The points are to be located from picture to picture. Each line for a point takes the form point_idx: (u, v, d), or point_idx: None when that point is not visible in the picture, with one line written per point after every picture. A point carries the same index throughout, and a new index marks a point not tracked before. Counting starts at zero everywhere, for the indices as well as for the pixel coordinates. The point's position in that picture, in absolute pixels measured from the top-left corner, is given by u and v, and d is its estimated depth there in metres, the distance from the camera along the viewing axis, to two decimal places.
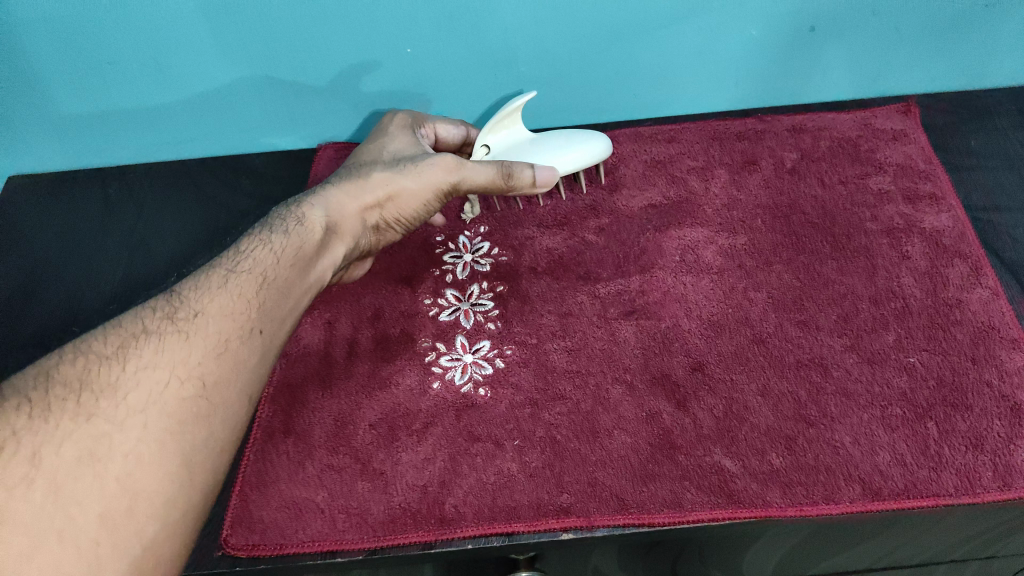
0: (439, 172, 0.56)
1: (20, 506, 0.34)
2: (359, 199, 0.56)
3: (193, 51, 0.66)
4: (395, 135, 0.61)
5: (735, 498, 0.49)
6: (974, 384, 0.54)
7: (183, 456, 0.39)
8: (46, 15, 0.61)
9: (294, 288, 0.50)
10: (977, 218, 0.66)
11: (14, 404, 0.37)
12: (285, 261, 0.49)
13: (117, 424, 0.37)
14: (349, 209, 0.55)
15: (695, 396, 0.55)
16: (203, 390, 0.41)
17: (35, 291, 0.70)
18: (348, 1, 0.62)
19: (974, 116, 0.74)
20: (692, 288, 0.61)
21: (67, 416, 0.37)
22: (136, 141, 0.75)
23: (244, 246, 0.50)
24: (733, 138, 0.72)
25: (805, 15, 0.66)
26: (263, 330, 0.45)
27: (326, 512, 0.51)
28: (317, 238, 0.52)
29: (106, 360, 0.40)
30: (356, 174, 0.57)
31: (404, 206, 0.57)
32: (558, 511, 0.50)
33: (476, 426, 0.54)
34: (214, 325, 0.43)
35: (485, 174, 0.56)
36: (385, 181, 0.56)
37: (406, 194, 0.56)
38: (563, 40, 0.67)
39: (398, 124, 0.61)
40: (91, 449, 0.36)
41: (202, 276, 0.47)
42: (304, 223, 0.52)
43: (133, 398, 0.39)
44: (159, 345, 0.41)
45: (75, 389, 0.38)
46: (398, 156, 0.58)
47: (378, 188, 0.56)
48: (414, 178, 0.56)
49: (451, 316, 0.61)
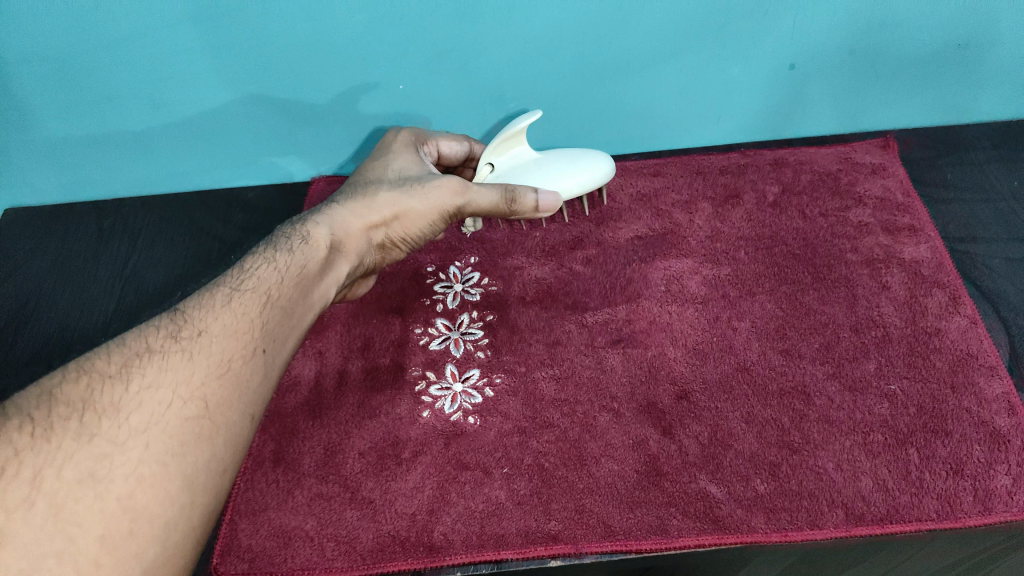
0: (447, 194, 0.57)
1: (18, 529, 0.33)
2: (365, 217, 0.57)
3: (190, 84, 0.68)
4: (399, 153, 0.62)
5: (720, 524, 0.50)
6: (953, 411, 0.55)
7: (185, 478, 0.38)
8: (49, 49, 0.63)
9: (297, 307, 0.50)
10: (955, 249, 0.68)
11: (15, 423, 0.36)
12: (290, 280, 0.50)
13: (119, 445, 0.37)
14: (354, 227, 0.56)
15: (680, 423, 0.55)
16: (206, 411, 0.40)
17: (28, 318, 0.70)
18: (339, 38, 0.65)
19: (951, 150, 0.76)
20: (677, 317, 0.62)
21: (69, 436, 0.36)
22: (131, 175, 0.77)
23: (248, 263, 0.50)
24: (717, 172, 0.74)
25: (784, 54, 0.69)
26: (266, 350, 0.46)
27: (315, 540, 0.51)
28: (321, 257, 0.53)
29: (109, 380, 0.39)
30: (363, 192, 0.58)
31: (410, 225, 0.58)
32: (546, 539, 0.50)
33: (464, 454, 0.55)
34: (218, 344, 0.43)
35: (490, 198, 0.58)
36: (392, 200, 0.57)
37: (413, 214, 0.58)
38: (550, 77, 0.69)
39: (402, 142, 0.63)
40: (92, 470, 0.35)
41: (206, 293, 0.46)
42: (309, 241, 0.53)
43: (136, 419, 0.38)
44: (162, 364, 0.41)
45: (77, 408, 0.37)
46: (403, 175, 0.59)
47: (384, 206, 0.57)
48: (421, 199, 0.57)
49: (441, 346, 0.62)
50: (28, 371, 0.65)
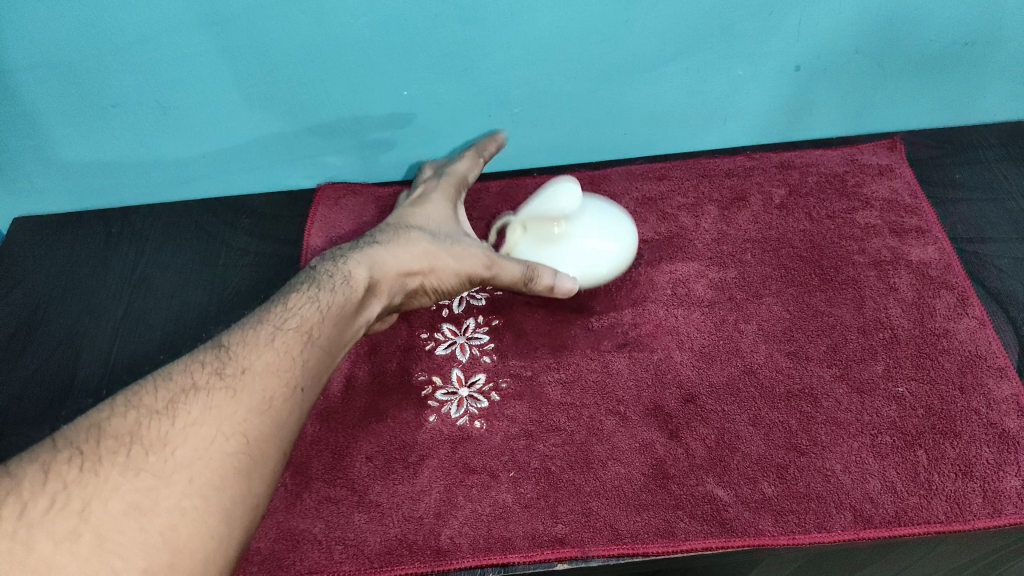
0: (479, 262, 0.57)
1: (63, 559, 0.34)
2: (402, 262, 0.56)
3: (197, 91, 0.68)
4: (432, 197, 0.61)
5: (727, 527, 0.50)
6: (962, 412, 0.55)
7: (225, 512, 0.38)
8: (58, 55, 0.64)
9: (332, 355, 0.50)
10: (963, 249, 0.67)
11: (65, 454, 0.37)
12: (329, 321, 0.50)
13: (164, 478, 0.38)
14: (390, 269, 0.55)
15: (687, 426, 0.55)
16: (247, 447, 0.41)
17: (39, 325, 0.71)
18: (346, 43, 0.65)
19: (958, 151, 0.76)
20: (683, 321, 0.62)
21: (116, 469, 0.37)
22: (140, 181, 0.78)
23: (289, 300, 0.50)
24: (722, 175, 0.74)
25: (790, 54, 0.69)
26: (305, 389, 0.46)
27: (323, 544, 0.52)
28: (358, 302, 0.53)
29: (155, 415, 0.40)
30: (400, 235, 0.57)
31: (441, 278, 0.57)
32: (554, 542, 0.50)
33: (471, 458, 0.55)
34: (260, 381, 0.44)
35: (516, 273, 0.57)
36: (431, 252, 0.57)
37: (447, 271, 0.57)
38: (555, 81, 0.70)
39: (436, 186, 0.62)
40: (138, 502, 0.36)
41: (249, 330, 0.47)
42: (349, 281, 0.53)
43: (180, 453, 0.39)
44: (207, 400, 0.42)
45: (125, 442, 0.39)
46: (439, 227, 0.59)
47: (421, 256, 0.56)
48: (457, 259, 0.57)
49: (447, 350, 0.62)
50: (38, 378, 0.66)
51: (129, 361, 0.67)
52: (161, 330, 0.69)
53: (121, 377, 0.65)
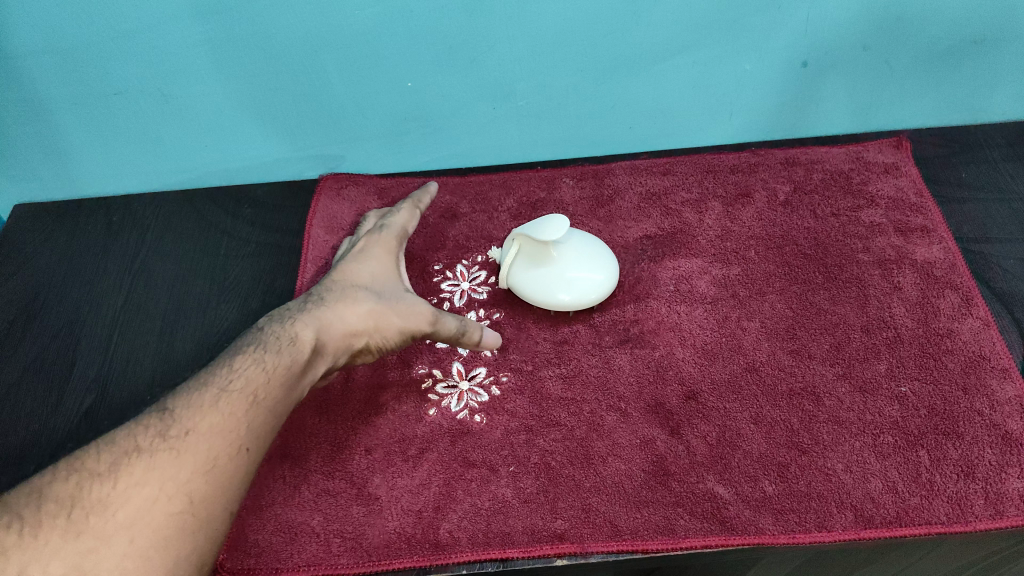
0: (423, 319, 0.55)
1: None
2: (347, 325, 0.55)
3: (198, 79, 0.68)
4: (379, 258, 0.60)
5: (728, 525, 0.50)
6: (965, 413, 0.54)
7: (164, 570, 0.42)
8: (57, 43, 0.64)
9: (274, 422, 0.50)
10: (968, 249, 0.67)
11: (7, 521, 0.41)
12: (275, 383, 0.50)
13: (104, 541, 0.41)
14: (334, 333, 0.54)
15: (688, 423, 0.55)
16: (189, 507, 0.44)
17: (38, 312, 0.71)
18: (349, 33, 0.65)
19: (965, 150, 0.75)
20: (686, 317, 0.62)
21: (56, 533, 0.41)
22: (141, 167, 0.78)
23: (236, 363, 0.51)
24: (727, 171, 0.74)
25: (797, 50, 0.68)
26: (250, 447, 0.48)
27: (321, 537, 0.51)
28: (299, 368, 0.52)
29: (99, 478, 0.43)
30: (345, 296, 0.56)
31: (385, 339, 0.56)
32: (553, 537, 0.50)
33: (471, 452, 0.55)
34: (205, 441, 0.46)
35: (455, 329, 0.56)
36: (375, 313, 0.55)
37: (392, 329, 0.55)
38: (561, 74, 0.69)
39: (382, 246, 0.61)
40: (78, 564, 0.40)
41: (197, 389, 0.48)
42: (291, 348, 0.52)
43: (121, 515, 0.42)
44: (150, 462, 0.44)
45: (66, 506, 0.42)
46: (384, 287, 0.58)
47: (366, 316, 0.55)
48: (401, 318, 0.55)
49: (448, 343, 0.62)
50: (36, 365, 0.66)
51: (128, 350, 0.66)
52: (161, 318, 0.69)
53: (119, 366, 0.65)
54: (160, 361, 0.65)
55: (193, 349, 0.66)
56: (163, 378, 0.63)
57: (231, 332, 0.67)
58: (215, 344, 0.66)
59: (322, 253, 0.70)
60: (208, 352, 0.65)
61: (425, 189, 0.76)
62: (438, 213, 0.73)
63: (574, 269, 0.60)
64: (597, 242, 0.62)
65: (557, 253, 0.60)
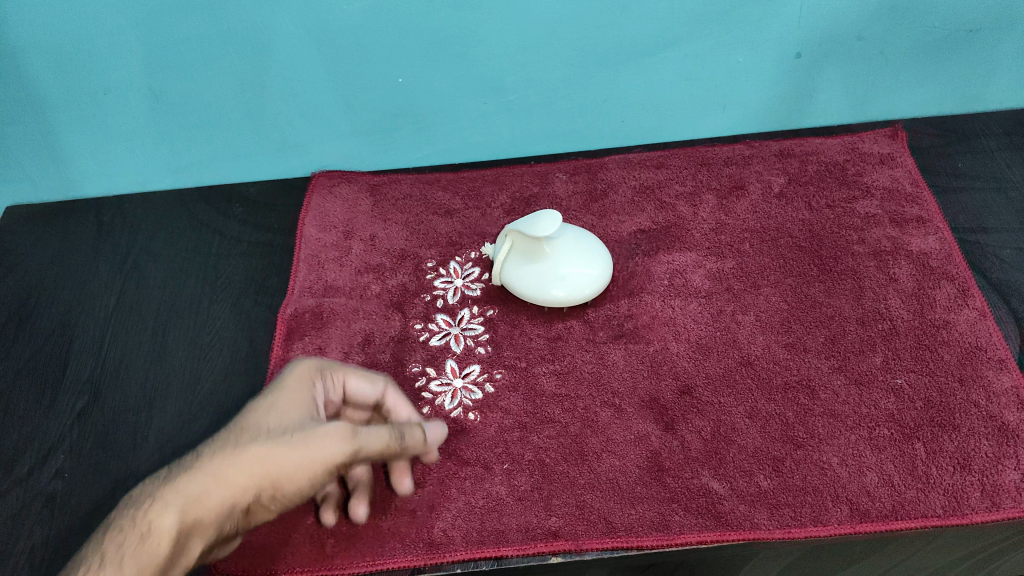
0: (333, 452, 0.47)
1: None
2: (227, 488, 0.45)
3: (188, 77, 0.68)
4: (282, 411, 0.49)
5: (723, 520, 0.49)
6: (961, 405, 0.54)
7: None
8: (46, 40, 0.64)
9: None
10: (965, 240, 0.66)
11: None
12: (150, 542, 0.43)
13: None
14: (214, 498, 0.44)
15: (683, 418, 0.55)
16: None
17: (32, 313, 0.70)
18: (339, 28, 0.65)
19: (961, 139, 0.75)
20: (680, 312, 0.62)
21: None
22: (132, 167, 0.77)
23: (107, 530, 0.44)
24: (721, 163, 0.73)
25: (791, 40, 0.68)
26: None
27: (315, 537, 0.51)
28: (168, 551, 0.43)
29: None
30: (230, 446, 0.46)
31: (287, 488, 0.46)
32: (547, 535, 0.50)
33: (465, 450, 0.54)
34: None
35: (382, 443, 0.49)
36: (263, 459, 0.46)
37: (291, 477, 0.46)
38: (552, 68, 0.69)
39: (297, 385, 0.52)
40: None
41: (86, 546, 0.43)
42: (152, 533, 0.43)
43: None
44: None
45: None
46: (289, 426, 0.48)
47: (256, 467, 0.45)
48: (300, 451, 0.46)
49: (441, 341, 0.62)
50: (30, 366, 0.65)
51: (121, 350, 0.66)
52: (154, 319, 0.68)
53: (113, 367, 0.65)
54: (153, 361, 0.65)
55: (187, 349, 0.65)
56: (157, 379, 0.63)
57: (224, 332, 0.66)
58: (209, 344, 0.65)
59: (314, 252, 0.69)
60: (202, 352, 0.65)
61: (418, 185, 0.75)
62: (431, 209, 0.73)
63: (566, 265, 0.59)
64: (592, 238, 0.62)
65: (550, 248, 0.59)
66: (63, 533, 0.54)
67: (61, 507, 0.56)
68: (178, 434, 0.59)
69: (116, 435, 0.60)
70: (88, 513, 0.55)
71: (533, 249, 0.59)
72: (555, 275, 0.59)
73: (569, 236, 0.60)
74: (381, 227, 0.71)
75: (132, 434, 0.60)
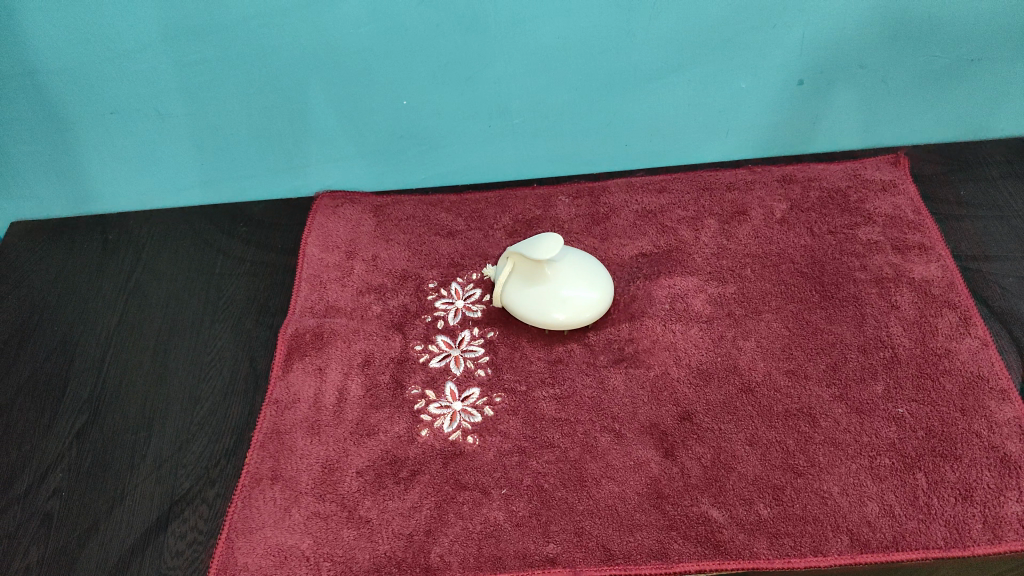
0: None
1: None
2: None
3: (194, 97, 0.68)
4: None
5: (722, 549, 0.49)
6: (963, 435, 0.54)
7: None
8: (57, 62, 0.64)
9: None
10: (968, 268, 0.66)
11: None
12: None
13: None
14: None
15: (683, 445, 0.54)
16: None
17: (33, 330, 0.70)
18: (343, 51, 0.65)
19: (962, 168, 0.75)
20: (681, 337, 0.61)
21: None
22: (137, 186, 0.78)
23: None
24: (723, 189, 0.73)
25: (793, 68, 0.68)
26: None
27: (311, 560, 0.50)
28: None
29: None
30: None
31: None
32: (545, 562, 0.49)
33: (463, 474, 0.54)
34: None
35: None
36: None
37: None
38: (556, 92, 0.70)
39: None
40: None
41: None
42: None
43: None
44: None
45: None
46: None
47: None
48: None
49: (441, 363, 0.61)
50: (30, 384, 0.65)
51: (123, 368, 0.66)
52: (156, 338, 0.68)
53: (113, 386, 0.65)
54: (153, 380, 0.65)
55: (186, 369, 0.65)
56: (156, 399, 0.63)
57: (225, 352, 0.66)
58: (209, 364, 0.65)
59: (316, 272, 0.70)
60: (202, 371, 0.65)
61: (421, 206, 0.75)
62: (433, 230, 0.73)
63: (568, 289, 0.59)
64: (595, 262, 0.61)
65: (552, 272, 0.59)
66: (59, 552, 0.54)
67: (58, 526, 0.55)
68: (175, 454, 0.59)
69: (116, 454, 0.60)
70: (85, 533, 0.55)
71: (534, 271, 0.59)
72: (556, 298, 0.59)
73: (570, 258, 0.60)
74: (383, 248, 0.71)
75: (130, 454, 0.59)
